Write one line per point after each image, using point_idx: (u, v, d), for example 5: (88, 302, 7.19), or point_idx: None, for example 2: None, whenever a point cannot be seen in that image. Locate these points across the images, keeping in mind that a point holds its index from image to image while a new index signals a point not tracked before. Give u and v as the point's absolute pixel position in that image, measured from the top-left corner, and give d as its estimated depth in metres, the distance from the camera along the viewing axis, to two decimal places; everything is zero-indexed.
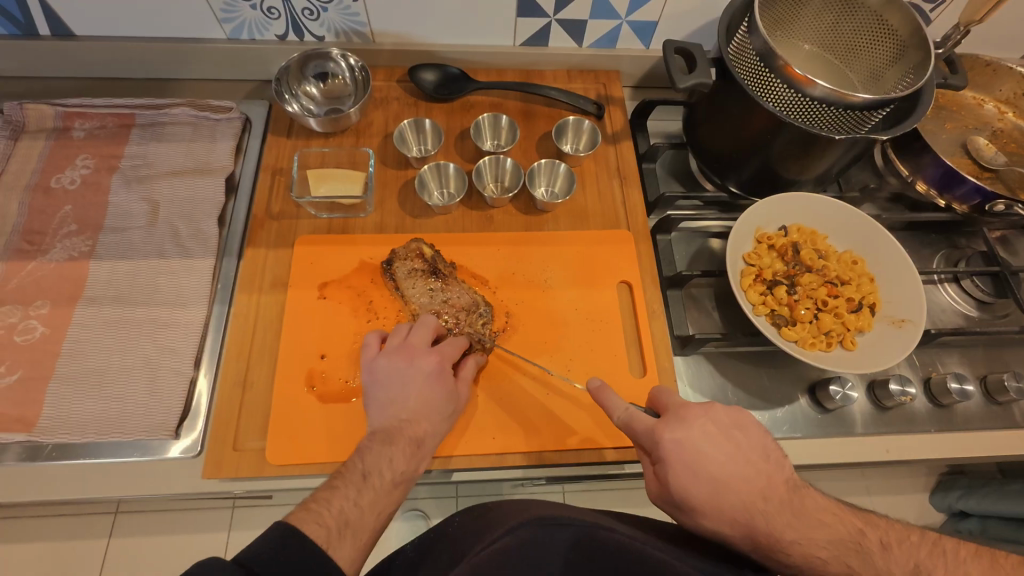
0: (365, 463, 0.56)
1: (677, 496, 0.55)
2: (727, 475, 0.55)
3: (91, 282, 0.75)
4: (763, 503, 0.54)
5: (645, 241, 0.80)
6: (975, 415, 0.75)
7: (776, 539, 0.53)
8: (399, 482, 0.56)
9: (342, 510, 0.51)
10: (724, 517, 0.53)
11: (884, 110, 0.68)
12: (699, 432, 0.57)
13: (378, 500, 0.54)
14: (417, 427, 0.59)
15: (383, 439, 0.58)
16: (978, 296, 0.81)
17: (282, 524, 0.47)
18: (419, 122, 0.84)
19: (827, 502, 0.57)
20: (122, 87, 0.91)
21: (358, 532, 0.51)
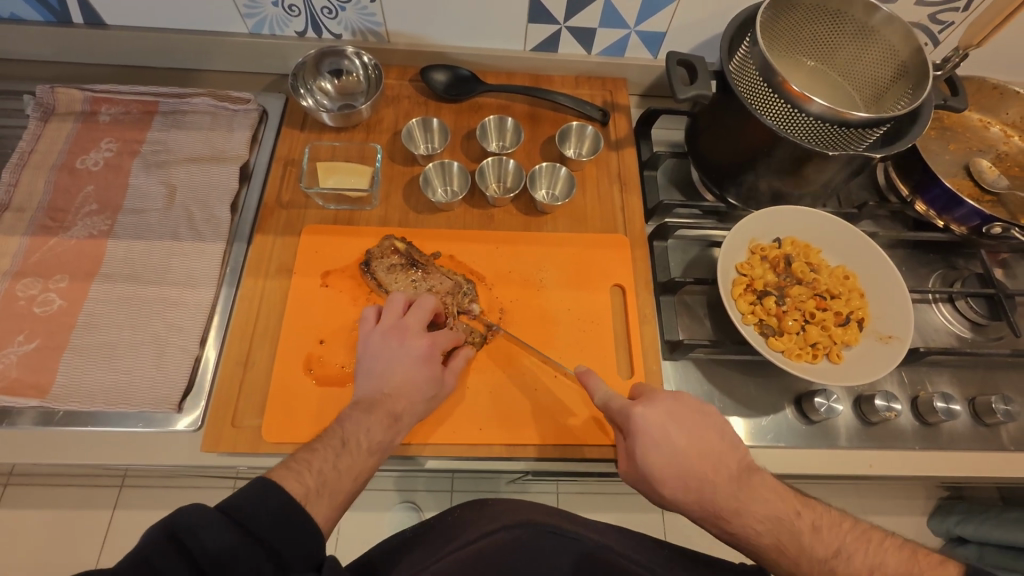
0: (345, 430, 0.58)
1: (643, 467, 0.59)
2: (685, 450, 0.58)
3: (108, 259, 0.78)
4: (715, 474, 0.58)
5: (641, 246, 0.81)
6: (962, 435, 0.75)
7: (719, 510, 0.57)
8: (375, 450, 0.59)
9: (320, 470, 0.54)
10: (680, 485, 0.58)
11: (881, 128, 0.69)
12: (667, 412, 0.60)
13: (356, 464, 0.57)
14: (399, 402, 0.62)
15: (364, 408, 0.60)
16: (972, 317, 0.81)
17: (265, 479, 0.50)
18: (427, 121, 0.86)
19: (778, 488, 0.59)
20: (147, 75, 0.95)
21: (335, 491, 0.54)
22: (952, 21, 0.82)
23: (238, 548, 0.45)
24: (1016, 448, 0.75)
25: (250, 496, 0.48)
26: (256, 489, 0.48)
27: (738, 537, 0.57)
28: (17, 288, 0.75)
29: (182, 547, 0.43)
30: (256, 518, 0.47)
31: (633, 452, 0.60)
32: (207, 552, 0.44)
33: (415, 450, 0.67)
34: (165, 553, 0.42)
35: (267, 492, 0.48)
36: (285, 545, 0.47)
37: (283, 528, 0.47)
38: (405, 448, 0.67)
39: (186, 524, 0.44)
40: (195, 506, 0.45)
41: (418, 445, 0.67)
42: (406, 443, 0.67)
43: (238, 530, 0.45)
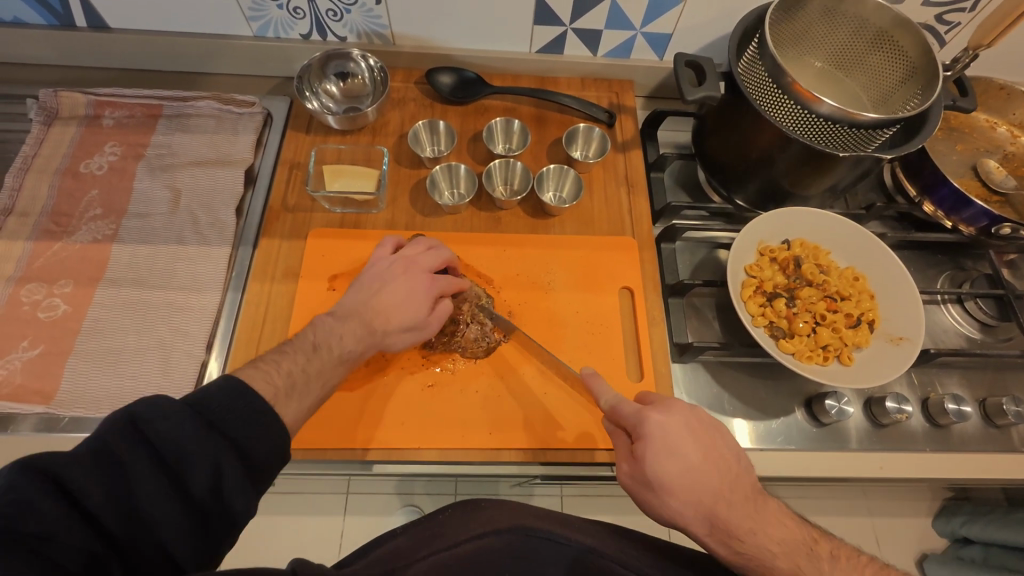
0: (317, 336, 0.60)
1: (652, 475, 0.56)
2: (702, 461, 0.56)
3: (113, 264, 0.78)
4: (730, 493, 0.56)
5: (649, 248, 0.81)
6: (972, 437, 0.75)
7: (732, 528, 0.54)
8: (344, 360, 0.61)
9: (289, 371, 0.56)
10: (690, 499, 0.55)
11: (889, 130, 0.69)
12: (684, 422, 0.58)
13: (325, 368, 0.59)
14: (382, 321, 0.64)
15: (341, 318, 0.63)
16: (982, 318, 0.81)
17: (235, 377, 0.52)
18: (433, 124, 0.86)
19: (784, 514, 0.58)
20: (151, 79, 0.94)
21: (303, 396, 0.56)
22: (959, 21, 0.82)
23: (200, 437, 0.47)
24: None
25: (218, 392, 0.50)
26: (223, 386, 0.50)
27: (747, 560, 0.54)
28: (20, 294, 0.75)
29: (145, 434, 0.46)
30: (220, 411, 0.49)
31: (642, 455, 0.57)
32: (169, 439, 0.46)
33: (424, 454, 0.66)
34: (128, 437, 0.45)
35: (233, 388, 0.50)
36: (250, 440, 0.49)
37: (247, 420, 0.50)
38: (414, 453, 0.66)
39: (148, 413, 0.46)
40: (157, 397, 0.48)
41: (427, 450, 0.66)
42: (415, 448, 0.66)
43: (197, 421, 0.47)
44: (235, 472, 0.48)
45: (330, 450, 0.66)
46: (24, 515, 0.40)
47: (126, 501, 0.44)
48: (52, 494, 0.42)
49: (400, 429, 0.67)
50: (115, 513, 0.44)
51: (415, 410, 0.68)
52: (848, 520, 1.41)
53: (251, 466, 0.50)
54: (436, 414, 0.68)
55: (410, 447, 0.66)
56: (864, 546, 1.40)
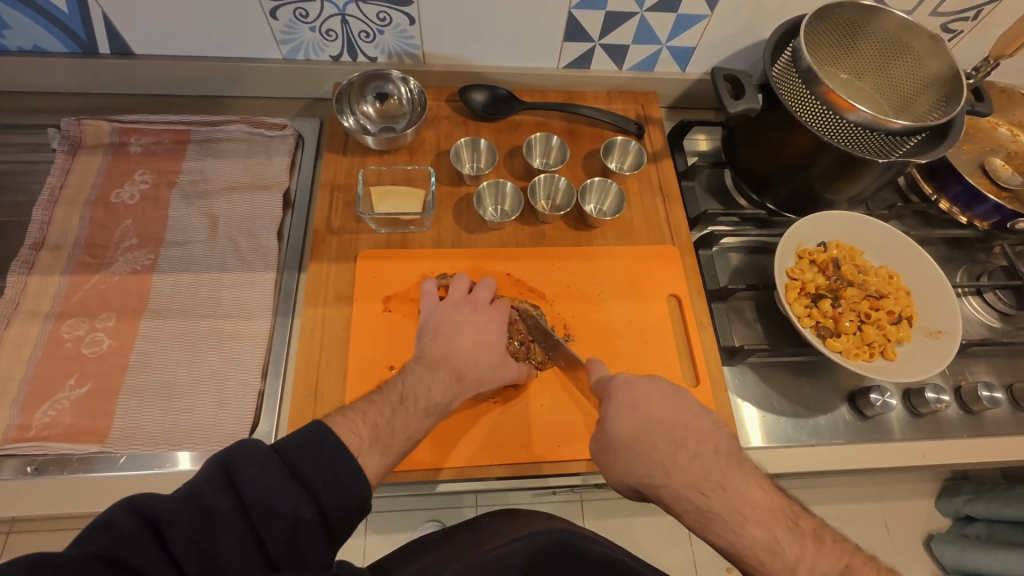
0: (404, 386, 0.61)
1: (613, 429, 0.61)
2: (662, 418, 0.61)
3: (155, 294, 0.76)
4: (694, 447, 0.58)
5: (690, 255, 0.83)
6: (1003, 421, 0.79)
7: (694, 484, 0.56)
8: (428, 407, 0.61)
9: (375, 424, 0.57)
10: (651, 451, 0.59)
11: (916, 136, 0.73)
12: (652, 383, 0.63)
13: (411, 422, 0.59)
14: (462, 360, 0.65)
15: (427, 364, 0.64)
16: (1001, 308, 0.86)
17: (320, 424, 0.53)
18: (475, 141, 0.87)
19: (762, 481, 0.57)
20: (174, 103, 0.93)
21: (388, 447, 0.56)
22: (963, 30, 0.87)
23: (285, 483, 0.48)
24: None
25: (303, 439, 0.51)
26: (308, 433, 0.51)
27: (711, 519, 0.55)
28: (62, 330, 0.72)
29: (233, 479, 0.47)
30: (303, 459, 0.50)
31: (604, 417, 0.62)
32: (254, 487, 0.47)
33: (496, 471, 0.67)
34: (217, 483, 0.47)
35: (316, 437, 0.51)
36: (326, 491, 0.50)
37: (326, 469, 0.50)
38: (486, 469, 0.67)
39: (239, 459, 0.48)
40: (246, 443, 0.49)
41: (498, 466, 0.68)
42: (488, 465, 0.67)
43: (283, 469, 0.49)
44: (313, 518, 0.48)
45: (402, 472, 0.67)
46: (122, 552, 0.41)
47: (211, 549, 0.45)
48: (147, 538, 0.43)
49: (472, 447, 0.68)
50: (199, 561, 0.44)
51: (485, 425, 0.69)
52: (857, 507, 1.46)
53: (327, 517, 0.50)
54: (506, 429, 0.69)
55: (484, 464, 0.67)
56: (874, 531, 1.45)
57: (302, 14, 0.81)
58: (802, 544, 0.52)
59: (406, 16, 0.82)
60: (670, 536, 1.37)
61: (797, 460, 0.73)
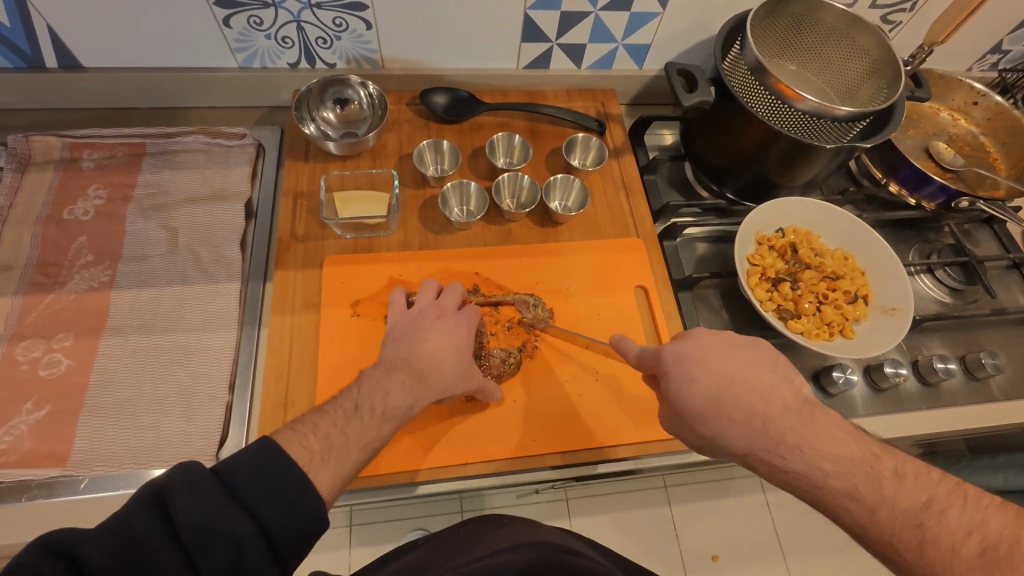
0: (359, 393, 0.59)
1: (677, 403, 0.58)
2: (725, 379, 0.57)
3: (114, 311, 0.74)
4: (764, 407, 0.55)
5: (654, 246, 0.85)
6: (958, 392, 0.82)
7: (771, 443, 0.54)
8: (392, 415, 0.59)
9: (326, 435, 0.54)
10: (721, 419, 0.56)
11: (862, 121, 0.76)
12: (705, 344, 0.59)
13: (367, 431, 0.57)
14: (423, 363, 0.64)
15: (386, 369, 0.62)
16: (951, 284, 0.90)
17: (268, 439, 0.49)
18: (437, 143, 0.87)
19: (843, 428, 0.54)
20: (128, 117, 0.91)
21: (342, 459, 0.53)
22: (901, 20, 0.91)
23: (223, 510, 0.45)
24: (1006, 397, 0.82)
25: (245, 456, 0.48)
26: (255, 449, 0.48)
27: (794, 476, 0.53)
28: (16, 353, 0.70)
29: (167, 507, 0.44)
30: (244, 478, 0.47)
31: (668, 392, 0.59)
32: (187, 514, 0.44)
33: (471, 469, 0.67)
34: (148, 514, 0.44)
35: (259, 459, 0.48)
36: (269, 516, 0.46)
37: (269, 494, 0.47)
38: (462, 468, 0.67)
39: (171, 484, 0.44)
40: (179, 470, 0.46)
41: (473, 464, 0.68)
42: (463, 464, 0.67)
43: (221, 491, 0.45)
44: (257, 545, 0.45)
45: (376, 476, 0.66)
46: None
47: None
48: (72, 573, 0.40)
49: (446, 448, 0.68)
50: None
51: (459, 423, 0.69)
52: None
53: (272, 542, 0.46)
54: (479, 427, 0.69)
55: (459, 463, 0.67)
56: None
57: (257, 21, 0.80)
58: (890, 493, 0.49)
59: (363, 21, 0.82)
60: (656, 528, 1.38)
61: None
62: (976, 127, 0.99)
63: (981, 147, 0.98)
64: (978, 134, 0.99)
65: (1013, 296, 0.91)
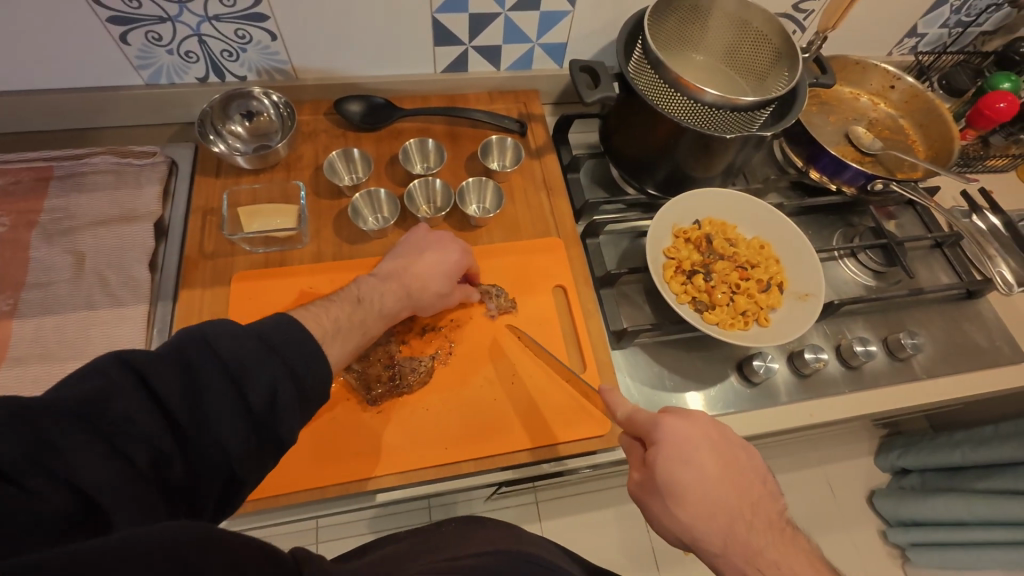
0: (359, 291, 0.65)
1: (664, 483, 0.55)
2: (716, 475, 0.55)
3: (15, 341, 0.72)
4: (750, 515, 0.55)
5: (575, 245, 0.84)
6: (882, 372, 0.83)
7: (749, 551, 0.53)
8: (383, 314, 0.66)
9: (335, 319, 0.60)
10: (705, 514, 0.54)
11: (768, 108, 0.76)
12: (704, 432, 0.57)
13: (367, 320, 0.64)
14: (412, 281, 0.69)
15: (382, 278, 0.68)
16: (873, 267, 0.90)
17: (288, 315, 0.53)
18: (347, 152, 0.86)
19: (811, 555, 0.55)
20: (37, 140, 0.88)
21: (346, 339, 0.60)
22: (812, 9, 0.91)
23: (235, 368, 0.47)
24: (928, 376, 0.83)
25: (277, 324, 0.51)
26: (283, 320, 0.52)
27: None
28: None
29: (182, 365, 0.45)
30: (279, 339, 0.50)
31: (653, 467, 0.56)
32: (234, 355, 0.47)
33: (381, 481, 0.66)
34: (165, 369, 0.44)
35: (249, 332, 0.49)
36: (273, 377, 0.48)
37: (274, 358, 0.49)
38: (374, 482, 0.66)
39: (215, 332, 0.47)
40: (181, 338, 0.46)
41: (384, 477, 0.66)
42: (373, 476, 0.66)
43: (261, 344, 0.49)
44: (268, 402, 0.48)
45: (286, 496, 0.64)
46: (107, 404, 0.40)
47: (201, 407, 0.45)
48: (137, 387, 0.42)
49: (352, 461, 0.66)
50: (149, 451, 0.41)
51: (370, 436, 0.68)
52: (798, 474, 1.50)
53: (281, 401, 0.48)
54: (392, 437, 0.68)
55: (367, 476, 0.65)
56: (821, 496, 1.48)
57: (155, 37, 0.79)
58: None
59: (265, 32, 0.81)
60: (623, 527, 1.37)
61: None
62: (896, 110, 1.00)
63: (899, 129, 0.99)
64: (897, 116, 1.00)
65: (935, 275, 0.92)
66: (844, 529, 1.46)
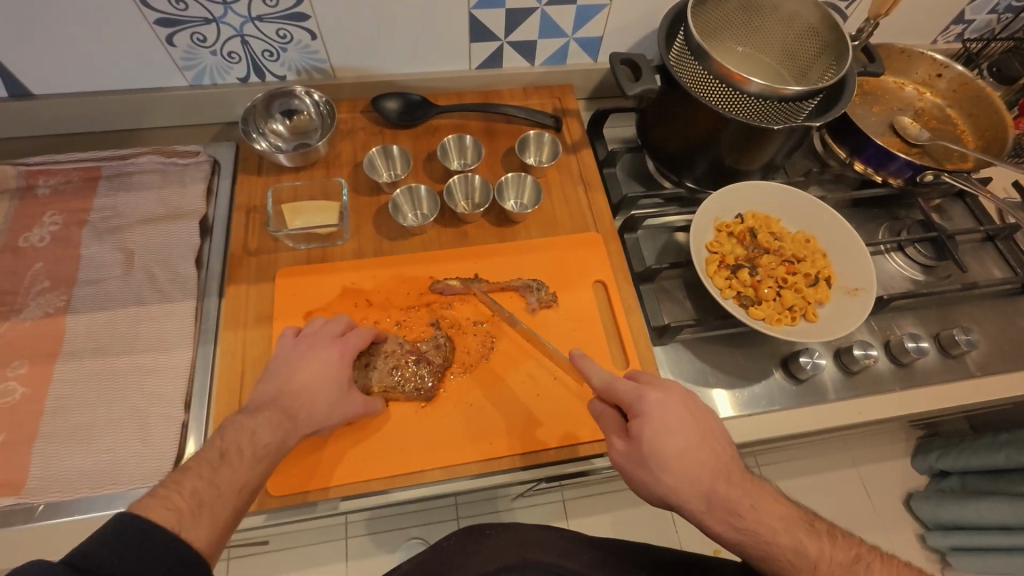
0: (224, 441, 0.56)
1: (649, 449, 0.57)
2: (696, 440, 0.57)
3: (70, 336, 0.73)
4: (727, 473, 0.57)
5: (614, 240, 0.84)
6: (933, 370, 0.80)
7: (728, 503, 0.56)
8: (264, 455, 0.57)
9: (194, 490, 0.51)
10: (688, 475, 0.56)
11: (814, 99, 0.74)
12: (679, 400, 0.59)
13: (239, 475, 0.55)
14: (294, 400, 0.61)
15: (251, 413, 0.59)
16: (922, 262, 0.88)
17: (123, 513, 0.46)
18: (387, 149, 0.86)
19: (778, 495, 0.60)
20: (85, 141, 0.91)
21: (216, 511, 0.51)
22: None
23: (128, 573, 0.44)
24: (982, 373, 0.80)
25: (104, 532, 0.45)
26: (115, 523, 0.46)
27: (747, 538, 0.56)
28: None
29: None
30: (108, 552, 0.44)
31: (637, 436, 0.57)
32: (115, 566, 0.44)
33: (428, 476, 0.66)
34: None
35: (125, 528, 0.45)
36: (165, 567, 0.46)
37: (166, 545, 0.46)
38: (419, 476, 0.66)
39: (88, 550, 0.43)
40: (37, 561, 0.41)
41: (430, 471, 0.66)
42: (420, 471, 0.66)
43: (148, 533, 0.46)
44: None
45: (333, 488, 0.65)
46: None
47: None
48: None
49: (399, 456, 0.67)
50: None
51: (414, 431, 0.68)
52: (828, 475, 1.47)
53: None
54: (434, 432, 0.68)
55: (415, 470, 0.66)
56: (855, 497, 1.45)
57: (200, 38, 0.80)
58: (823, 542, 0.57)
59: (305, 31, 0.81)
60: (653, 527, 1.36)
61: (735, 432, 0.74)
62: (944, 100, 0.97)
63: (947, 119, 0.96)
64: (945, 106, 0.97)
65: (987, 269, 0.89)
66: (880, 532, 1.42)
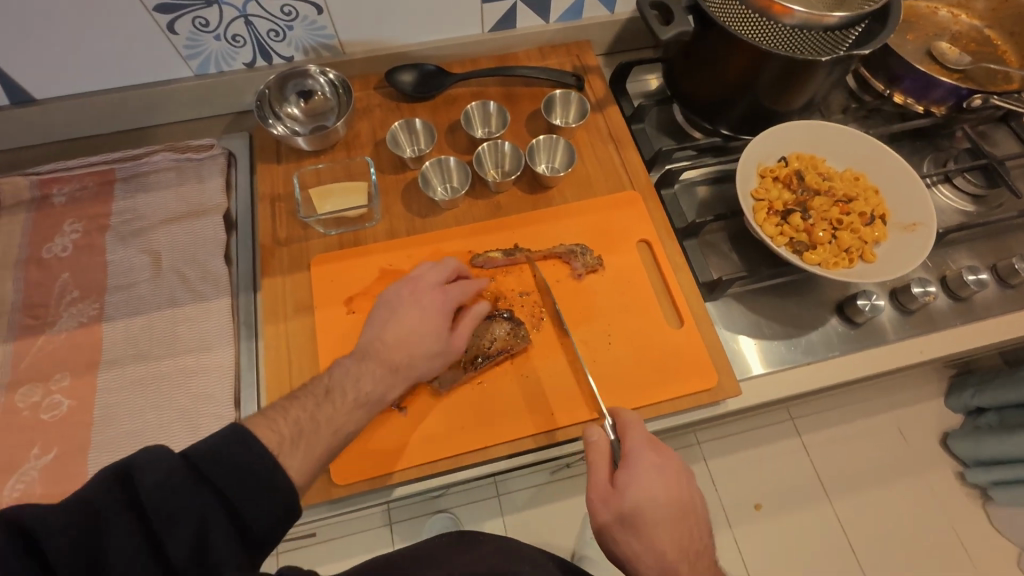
0: (330, 379, 0.58)
1: (627, 506, 0.54)
2: (670, 517, 0.54)
3: (108, 344, 0.72)
4: (691, 561, 0.54)
5: (652, 198, 0.80)
6: (993, 302, 0.78)
7: None
8: (363, 401, 0.57)
9: (297, 420, 0.52)
10: (653, 548, 0.53)
11: (856, 29, 0.70)
12: (672, 469, 0.57)
13: (338, 415, 0.55)
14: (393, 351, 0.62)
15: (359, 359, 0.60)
16: (972, 190, 0.84)
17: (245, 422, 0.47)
18: (410, 122, 0.83)
19: None
20: (94, 145, 0.88)
21: (312, 443, 0.51)
22: None
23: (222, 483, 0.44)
24: None
25: (223, 440, 0.45)
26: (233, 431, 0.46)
27: None
28: (15, 400, 0.68)
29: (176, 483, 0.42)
30: (218, 463, 0.44)
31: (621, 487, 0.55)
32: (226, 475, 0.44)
33: (493, 451, 0.65)
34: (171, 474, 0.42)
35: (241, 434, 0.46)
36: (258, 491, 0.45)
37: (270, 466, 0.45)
38: (484, 453, 0.65)
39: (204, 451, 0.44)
40: (156, 448, 0.43)
41: (495, 448, 0.65)
42: (478, 449, 0.64)
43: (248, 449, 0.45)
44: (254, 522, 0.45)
45: (399, 471, 0.64)
46: (92, 536, 0.40)
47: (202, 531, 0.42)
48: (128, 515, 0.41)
49: (456, 437, 0.65)
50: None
51: (473, 406, 0.67)
52: None
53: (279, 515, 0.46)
54: (492, 409, 0.67)
55: (477, 447, 0.64)
56: None
57: (202, 23, 0.76)
58: None
59: (311, 5, 0.77)
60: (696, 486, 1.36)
61: (796, 381, 0.72)
62: (980, 21, 0.92)
63: (987, 41, 0.91)
64: (982, 27, 0.92)
65: None
66: None
